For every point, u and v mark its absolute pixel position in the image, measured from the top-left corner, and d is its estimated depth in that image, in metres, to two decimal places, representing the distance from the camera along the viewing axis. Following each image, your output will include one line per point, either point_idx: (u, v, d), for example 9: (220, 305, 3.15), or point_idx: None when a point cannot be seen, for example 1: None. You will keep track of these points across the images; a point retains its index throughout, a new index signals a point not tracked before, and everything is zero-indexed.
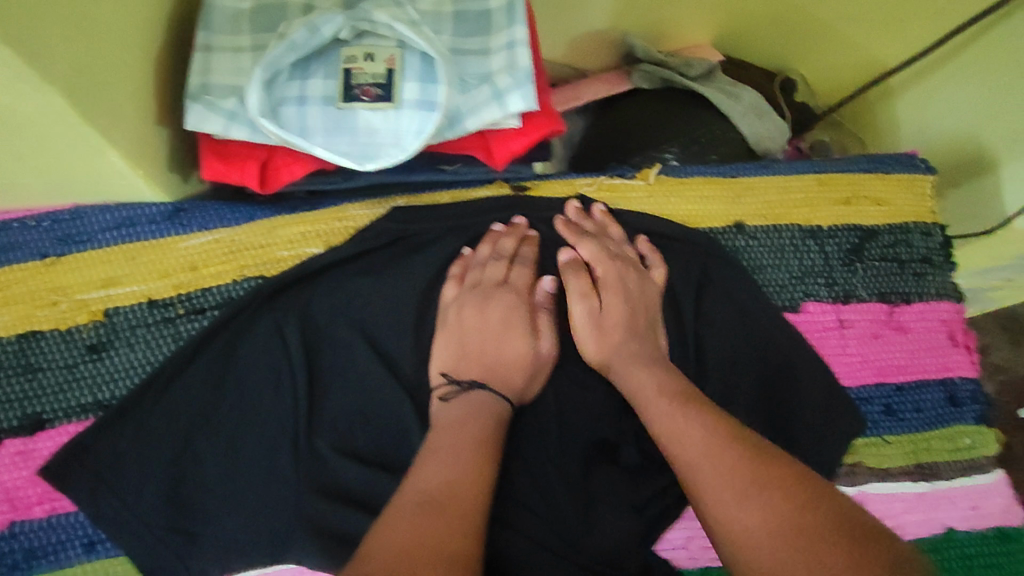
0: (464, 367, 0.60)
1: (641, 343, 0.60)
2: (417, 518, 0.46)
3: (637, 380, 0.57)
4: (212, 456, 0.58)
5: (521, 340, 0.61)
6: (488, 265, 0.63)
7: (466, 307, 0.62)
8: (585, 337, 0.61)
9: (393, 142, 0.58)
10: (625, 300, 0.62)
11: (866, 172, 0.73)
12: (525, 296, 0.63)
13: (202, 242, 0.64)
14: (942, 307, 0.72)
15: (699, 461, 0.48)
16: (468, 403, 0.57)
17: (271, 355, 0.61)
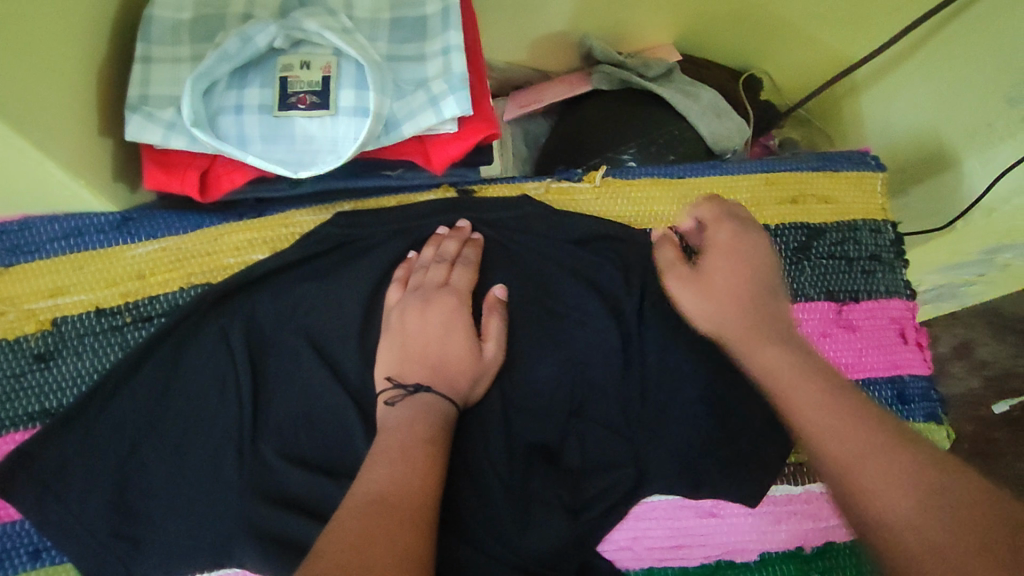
0: (409, 370, 0.59)
1: (756, 314, 0.54)
2: (360, 518, 0.46)
3: (764, 358, 0.52)
4: (158, 463, 0.59)
5: (467, 344, 0.60)
6: (431, 268, 0.63)
7: (408, 310, 0.61)
8: (694, 310, 0.57)
9: (331, 148, 0.59)
10: (736, 257, 0.57)
11: (814, 170, 0.74)
12: (466, 299, 0.62)
13: (148, 251, 0.64)
14: (892, 304, 0.72)
15: (842, 451, 0.45)
16: (415, 406, 0.56)
17: (217, 361, 0.61)
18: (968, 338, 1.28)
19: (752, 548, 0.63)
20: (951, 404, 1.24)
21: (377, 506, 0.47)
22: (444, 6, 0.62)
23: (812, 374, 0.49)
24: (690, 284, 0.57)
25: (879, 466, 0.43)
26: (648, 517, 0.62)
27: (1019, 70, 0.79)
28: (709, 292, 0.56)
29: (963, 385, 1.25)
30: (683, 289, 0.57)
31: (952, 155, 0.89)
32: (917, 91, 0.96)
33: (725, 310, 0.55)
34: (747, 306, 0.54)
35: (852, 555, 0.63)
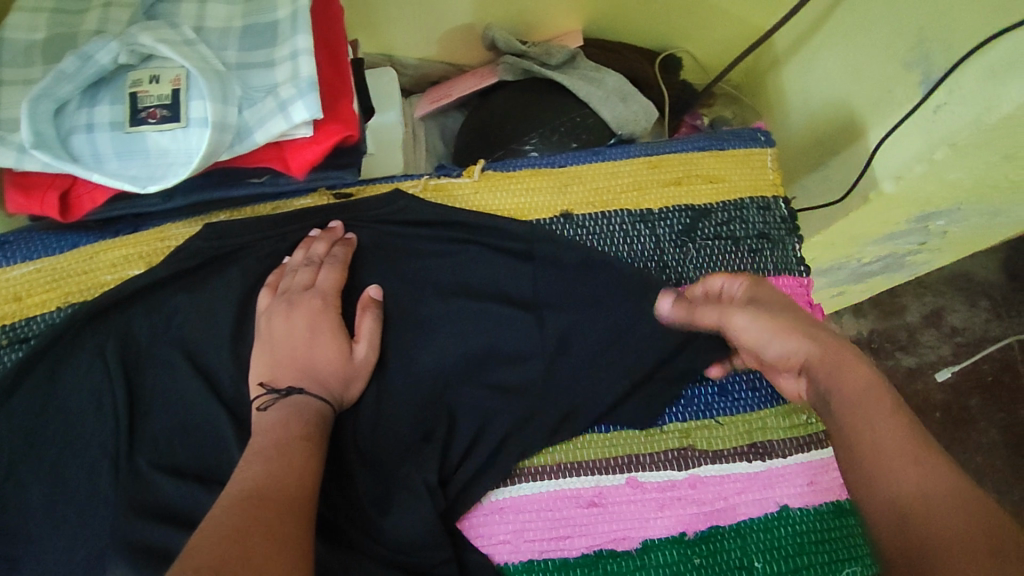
0: (279, 373, 0.59)
1: (832, 342, 0.54)
2: (234, 510, 0.47)
3: (857, 381, 0.51)
4: (35, 482, 0.60)
5: (336, 347, 0.60)
6: (298, 272, 0.63)
7: (275, 316, 0.61)
8: (769, 341, 0.55)
9: (186, 160, 0.59)
10: (774, 297, 0.58)
11: (698, 150, 0.73)
12: (335, 299, 0.62)
13: (25, 272, 0.65)
14: (781, 282, 0.70)
15: (878, 450, 0.48)
16: (287, 407, 0.56)
17: (93, 379, 0.62)
18: (938, 306, 1.26)
19: (633, 536, 0.62)
20: (920, 373, 1.22)
21: (253, 499, 0.48)
22: (293, 11, 0.61)
23: (887, 399, 0.50)
24: (759, 316, 0.55)
25: (905, 453, 0.47)
26: (528, 510, 0.61)
27: (914, 34, 0.77)
28: (777, 324, 0.55)
29: (931, 354, 1.22)
30: (755, 326, 0.55)
31: (861, 127, 0.87)
32: (829, 62, 0.94)
33: (815, 340, 0.54)
34: (823, 331, 0.55)
35: (737, 536, 0.62)
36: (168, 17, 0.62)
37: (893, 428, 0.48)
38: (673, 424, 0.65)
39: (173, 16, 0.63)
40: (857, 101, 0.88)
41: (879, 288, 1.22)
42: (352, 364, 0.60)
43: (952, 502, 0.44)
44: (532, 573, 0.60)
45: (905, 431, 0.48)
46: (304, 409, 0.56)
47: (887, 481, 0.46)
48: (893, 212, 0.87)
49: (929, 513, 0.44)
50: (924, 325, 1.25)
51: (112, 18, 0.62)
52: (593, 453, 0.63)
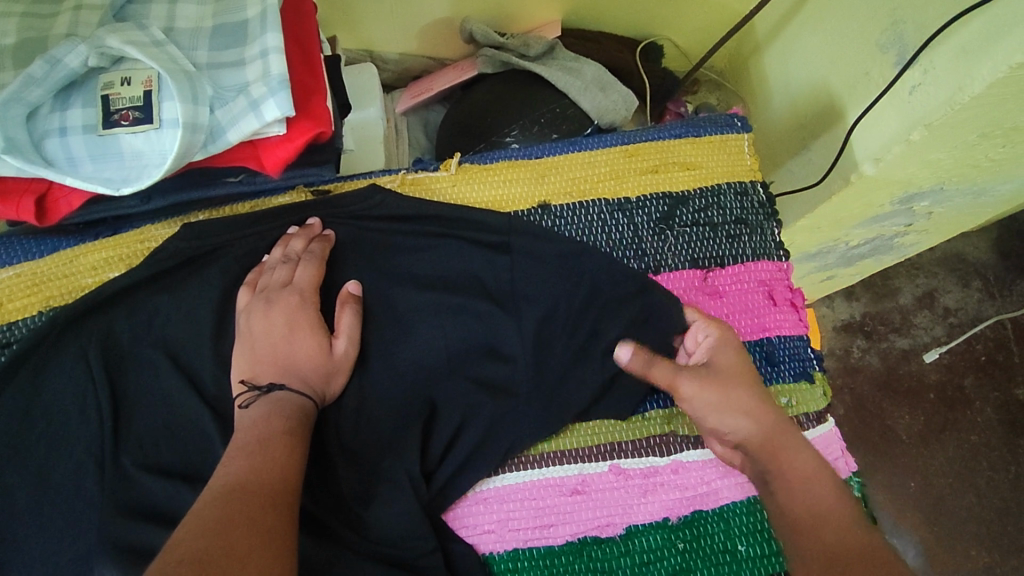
0: (259, 369, 0.59)
1: (776, 422, 0.58)
2: (217, 504, 0.47)
3: (797, 464, 0.55)
4: (21, 485, 0.60)
5: (316, 343, 0.60)
6: (275, 271, 0.63)
7: (254, 314, 0.61)
8: (713, 416, 0.58)
9: (159, 162, 0.59)
10: (732, 364, 0.60)
11: (674, 137, 0.73)
12: (313, 295, 0.62)
13: (6, 277, 0.66)
14: (761, 266, 0.70)
15: (789, 477, 0.55)
16: (269, 403, 0.56)
17: (76, 381, 0.62)
18: (931, 287, 1.26)
19: (617, 522, 0.62)
20: (913, 355, 1.22)
21: (234, 492, 0.48)
22: (263, 10, 0.62)
23: (827, 482, 0.54)
24: (708, 388, 0.58)
25: (812, 482, 0.54)
26: (513, 499, 0.61)
27: (887, 16, 0.77)
28: (729, 403, 0.58)
29: (924, 335, 1.23)
30: (699, 399, 0.58)
31: (841, 110, 0.87)
32: (808, 46, 0.94)
33: (757, 421, 0.58)
34: (771, 410, 0.58)
35: (720, 520, 0.62)
36: (138, 18, 0.63)
37: (812, 467, 0.55)
38: (655, 410, 0.65)
39: (142, 17, 0.63)
40: (836, 84, 0.88)
41: (870, 271, 1.22)
42: (332, 358, 0.60)
43: (836, 521, 0.51)
44: (518, 561, 0.60)
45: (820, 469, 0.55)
46: (284, 404, 0.56)
47: (791, 494, 0.54)
48: (877, 194, 0.87)
49: (825, 526, 0.51)
50: (917, 308, 1.25)
51: (82, 21, 0.62)
52: (578, 441, 0.63)
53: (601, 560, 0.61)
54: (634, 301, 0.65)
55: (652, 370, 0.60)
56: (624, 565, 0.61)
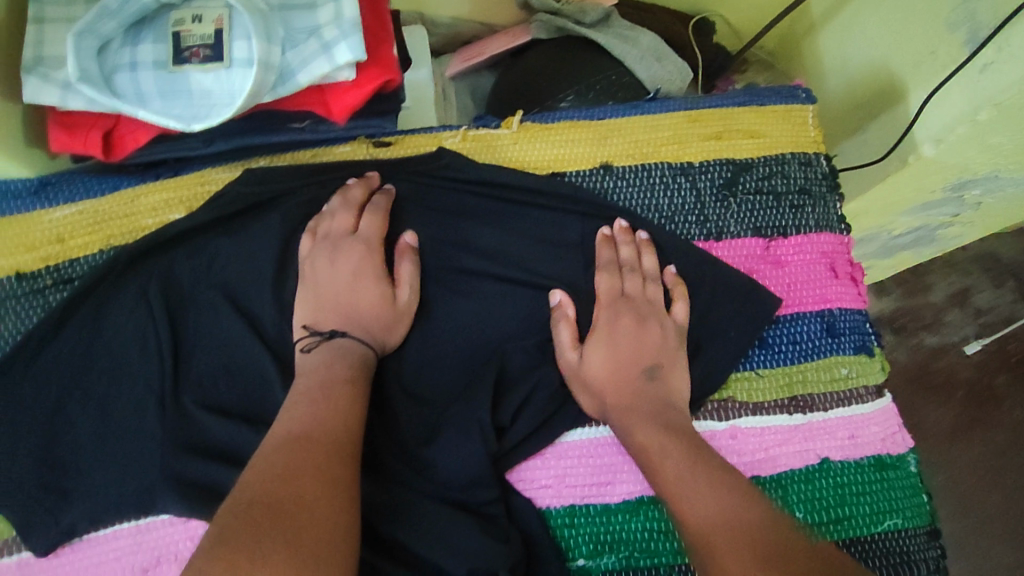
0: (322, 315, 0.59)
1: (638, 402, 0.56)
2: (281, 454, 0.47)
3: (660, 455, 0.53)
4: (83, 417, 0.59)
5: (378, 295, 0.59)
6: (337, 215, 0.63)
7: (319, 260, 0.61)
8: (584, 390, 0.58)
9: (228, 101, 0.59)
10: (619, 349, 0.59)
11: (738, 105, 0.72)
12: (379, 244, 0.62)
13: (66, 214, 0.65)
14: (823, 238, 0.68)
15: (673, 477, 0.51)
16: (333, 350, 0.56)
17: (137, 320, 0.62)
18: (964, 286, 1.24)
19: None
20: (950, 350, 1.21)
21: (298, 441, 0.48)
22: None
23: (715, 474, 0.50)
24: (585, 366, 0.58)
25: (708, 485, 0.49)
26: (569, 456, 0.60)
27: None
28: (605, 392, 0.58)
29: (954, 334, 1.20)
30: (576, 371, 0.59)
31: (901, 90, 0.84)
32: (866, 25, 0.91)
33: (622, 402, 0.57)
34: (638, 394, 0.57)
35: (778, 487, 0.60)
36: None
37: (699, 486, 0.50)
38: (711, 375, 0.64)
39: None
40: (897, 64, 0.85)
41: (906, 264, 1.21)
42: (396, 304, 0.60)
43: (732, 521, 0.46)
44: (575, 517, 0.58)
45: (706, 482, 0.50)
46: (345, 354, 0.56)
47: (687, 499, 0.50)
48: (935, 176, 0.85)
49: (721, 529, 0.46)
50: (949, 305, 1.23)
51: None
52: None
53: (659, 521, 0.58)
54: (694, 268, 0.65)
55: (558, 323, 0.60)
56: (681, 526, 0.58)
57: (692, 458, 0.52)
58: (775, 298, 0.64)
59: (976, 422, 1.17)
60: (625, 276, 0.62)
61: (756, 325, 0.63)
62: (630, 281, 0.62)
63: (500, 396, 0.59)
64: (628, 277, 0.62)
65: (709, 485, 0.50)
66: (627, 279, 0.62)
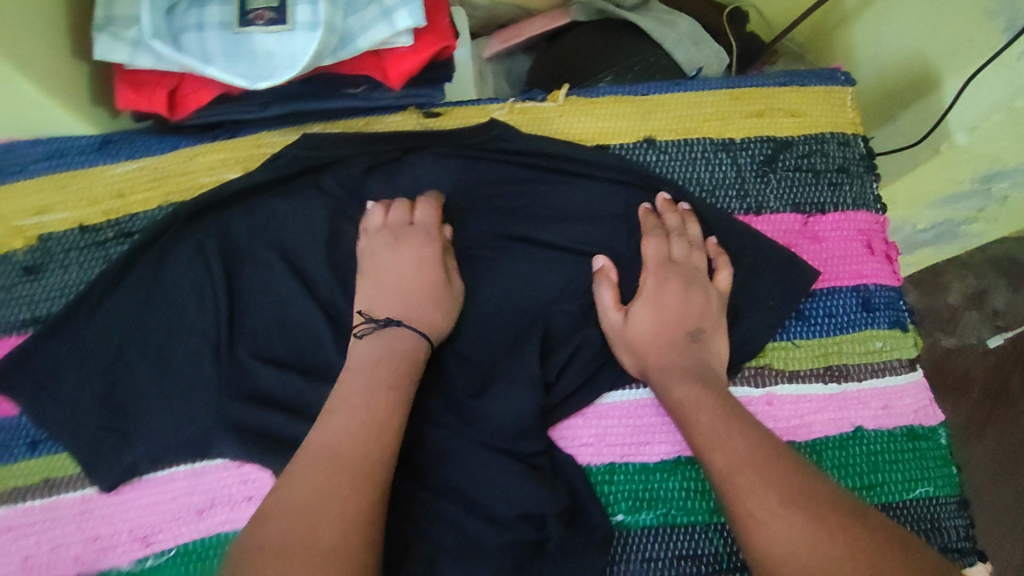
0: (377, 303, 0.60)
1: (681, 362, 0.58)
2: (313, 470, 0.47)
3: (703, 412, 0.54)
4: (142, 364, 0.61)
5: (433, 288, 0.60)
6: (393, 208, 0.64)
7: (377, 251, 0.62)
8: (627, 349, 0.60)
9: (290, 63, 0.60)
10: (664, 312, 0.60)
11: (780, 86, 0.74)
12: (437, 230, 0.63)
13: (127, 170, 0.67)
14: (859, 217, 0.70)
15: (714, 439, 0.52)
16: (385, 338, 0.57)
17: (195, 275, 0.64)
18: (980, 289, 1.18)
19: None
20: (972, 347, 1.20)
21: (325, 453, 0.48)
22: None
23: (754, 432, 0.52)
24: (629, 327, 0.60)
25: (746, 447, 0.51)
26: (610, 416, 0.62)
27: None
28: (648, 353, 0.59)
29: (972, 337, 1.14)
30: (620, 331, 0.60)
31: (936, 78, 0.85)
32: (904, 15, 0.90)
33: (665, 362, 0.58)
34: (682, 355, 0.58)
35: (812, 452, 0.62)
36: None
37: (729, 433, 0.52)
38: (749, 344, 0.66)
39: None
40: (934, 53, 0.85)
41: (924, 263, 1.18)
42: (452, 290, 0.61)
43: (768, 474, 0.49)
44: (614, 474, 0.60)
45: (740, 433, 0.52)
46: (403, 348, 0.56)
47: (721, 454, 0.51)
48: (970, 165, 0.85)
49: (754, 479, 0.48)
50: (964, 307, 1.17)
51: None
52: None
53: (696, 481, 0.60)
54: (734, 241, 0.66)
55: (602, 285, 0.62)
56: None
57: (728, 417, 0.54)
58: (813, 270, 0.65)
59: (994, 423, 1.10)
60: (672, 241, 0.64)
61: (794, 296, 0.64)
62: (677, 247, 0.64)
63: (545, 356, 0.60)
64: (674, 242, 0.64)
65: (746, 443, 0.51)
66: (674, 244, 0.64)
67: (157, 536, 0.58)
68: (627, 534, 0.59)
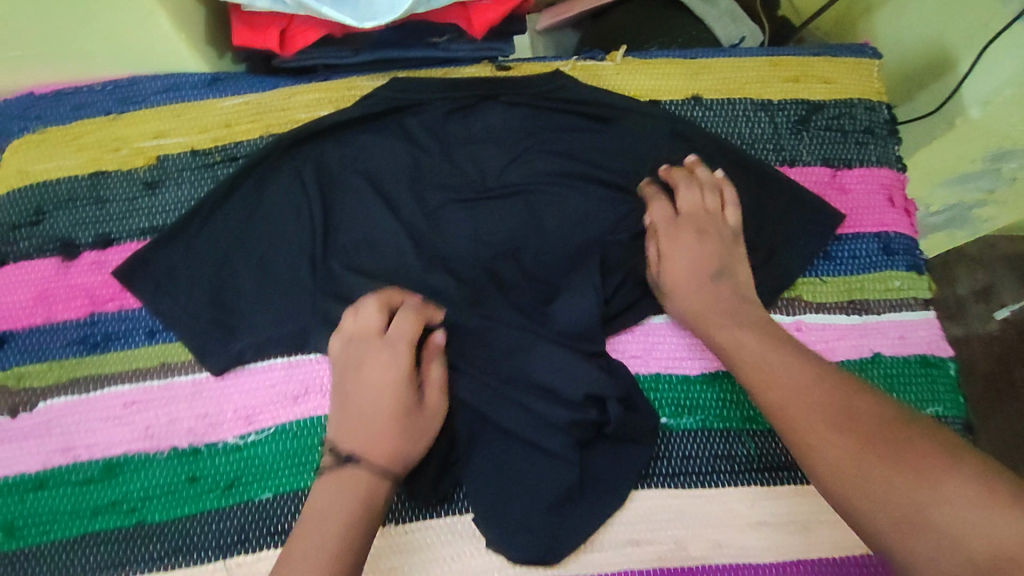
0: (344, 437, 0.56)
1: (711, 303, 0.63)
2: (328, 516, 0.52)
3: (733, 339, 0.61)
4: (246, 271, 0.70)
5: (401, 407, 0.57)
6: (365, 312, 0.60)
7: (347, 369, 0.59)
8: (667, 303, 0.67)
9: (390, 10, 0.66)
10: (685, 264, 0.65)
11: (815, 56, 0.82)
12: (407, 347, 0.59)
13: (234, 104, 0.75)
14: (883, 173, 0.77)
15: (747, 357, 0.59)
16: (342, 478, 0.54)
17: (292, 196, 0.72)
18: (988, 282, 1.20)
19: None
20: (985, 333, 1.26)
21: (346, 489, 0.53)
22: None
23: (782, 347, 0.58)
24: (662, 286, 0.66)
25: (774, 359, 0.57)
26: (657, 333, 0.70)
27: None
28: (681, 302, 0.65)
29: (979, 326, 1.16)
30: (658, 287, 0.67)
31: (953, 59, 0.92)
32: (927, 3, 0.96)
33: (698, 305, 0.64)
34: (711, 296, 0.64)
35: None
36: None
37: (757, 354, 0.58)
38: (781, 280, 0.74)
39: None
40: (951, 37, 0.92)
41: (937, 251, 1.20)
42: (427, 413, 0.59)
43: (791, 383, 0.55)
44: (660, 383, 0.68)
45: (770, 349, 0.58)
46: (371, 493, 0.54)
47: (753, 368, 0.58)
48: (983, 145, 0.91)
49: (778, 386, 0.55)
50: (973, 299, 1.19)
51: None
52: None
53: (732, 391, 0.68)
54: (771, 186, 0.74)
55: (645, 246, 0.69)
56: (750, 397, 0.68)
57: (759, 338, 0.60)
58: (839, 213, 0.73)
59: (1003, 412, 1.12)
60: (681, 195, 0.69)
61: (822, 237, 0.73)
62: (688, 198, 0.69)
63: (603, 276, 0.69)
64: (686, 194, 0.69)
65: (772, 356, 0.58)
66: (681, 198, 0.69)
67: (258, 416, 0.66)
68: (670, 436, 0.67)
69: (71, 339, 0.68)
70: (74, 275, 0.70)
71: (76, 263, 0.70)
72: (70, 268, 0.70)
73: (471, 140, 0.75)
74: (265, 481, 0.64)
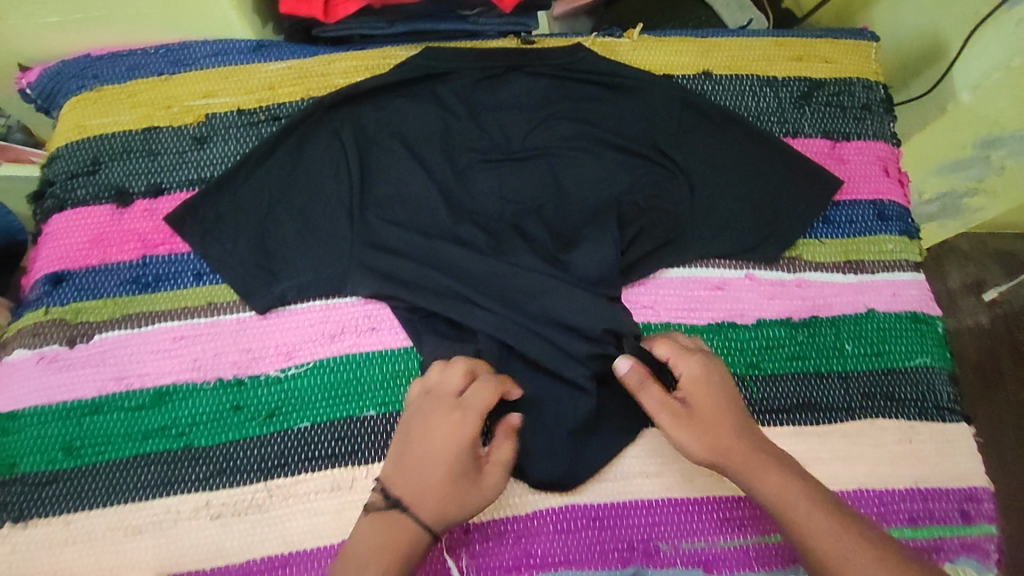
0: (397, 480, 0.59)
1: (748, 448, 0.61)
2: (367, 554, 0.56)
3: (769, 480, 0.60)
4: (287, 222, 0.75)
5: (456, 474, 0.59)
6: (450, 371, 0.63)
7: (416, 421, 0.61)
8: (694, 444, 0.62)
9: None
10: (710, 402, 0.63)
11: (818, 38, 0.87)
12: (478, 416, 0.60)
13: (279, 69, 0.81)
14: (879, 146, 0.83)
15: (770, 459, 0.61)
16: (387, 519, 0.58)
17: (331, 154, 0.77)
18: (979, 276, 1.25)
19: (750, 313, 0.75)
20: None
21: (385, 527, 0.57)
22: None
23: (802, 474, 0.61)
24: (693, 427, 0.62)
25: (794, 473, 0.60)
26: (667, 284, 0.76)
27: None
28: (715, 440, 0.61)
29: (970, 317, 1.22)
30: (683, 429, 0.62)
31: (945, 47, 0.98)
32: None
33: (733, 446, 0.61)
34: (744, 438, 0.62)
35: (832, 326, 0.75)
36: None
37: (784, 478, 0.60)
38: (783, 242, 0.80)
39: None
40: (942, 26, 0.98)
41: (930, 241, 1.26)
42: (481, 490, 0.60)
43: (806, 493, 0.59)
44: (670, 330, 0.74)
45: (793, 477, 0.60)
46: (404, 543, 0.57)
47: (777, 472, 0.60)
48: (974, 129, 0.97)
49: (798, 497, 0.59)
50: (964, 292, 1.25)
51: None
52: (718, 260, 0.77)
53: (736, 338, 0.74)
54: (778, 156, 0.79)
55: (644, 392, 0.63)
56: (753, 344, 0.74)
57: (787, 467, 0.61)
58: (837, 179, 0.79)
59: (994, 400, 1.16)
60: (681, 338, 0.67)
61: (821, 202, 0.78)
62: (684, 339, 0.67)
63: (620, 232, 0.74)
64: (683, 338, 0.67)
65: (793, 475, 0.60)
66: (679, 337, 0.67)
67: (298, 352, 0.72)
68: None
69: (124, 279, 0.73)
70: (128, 221, 0.75)
71: (130, 209, 0.76)
72: (124, 213, 0.75)
73: (497, 108, 0.80)
74: (303, 411, 0.69)
